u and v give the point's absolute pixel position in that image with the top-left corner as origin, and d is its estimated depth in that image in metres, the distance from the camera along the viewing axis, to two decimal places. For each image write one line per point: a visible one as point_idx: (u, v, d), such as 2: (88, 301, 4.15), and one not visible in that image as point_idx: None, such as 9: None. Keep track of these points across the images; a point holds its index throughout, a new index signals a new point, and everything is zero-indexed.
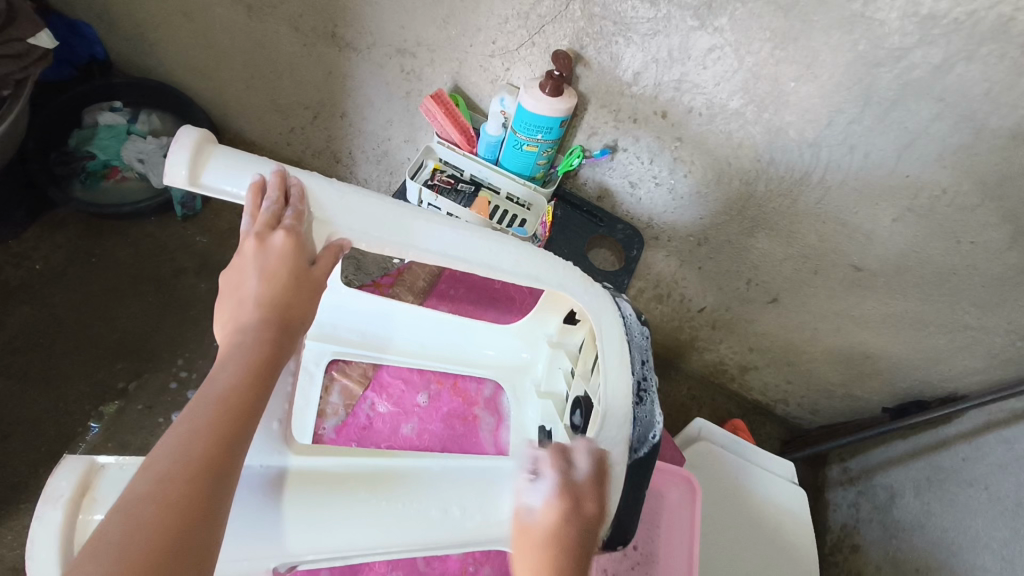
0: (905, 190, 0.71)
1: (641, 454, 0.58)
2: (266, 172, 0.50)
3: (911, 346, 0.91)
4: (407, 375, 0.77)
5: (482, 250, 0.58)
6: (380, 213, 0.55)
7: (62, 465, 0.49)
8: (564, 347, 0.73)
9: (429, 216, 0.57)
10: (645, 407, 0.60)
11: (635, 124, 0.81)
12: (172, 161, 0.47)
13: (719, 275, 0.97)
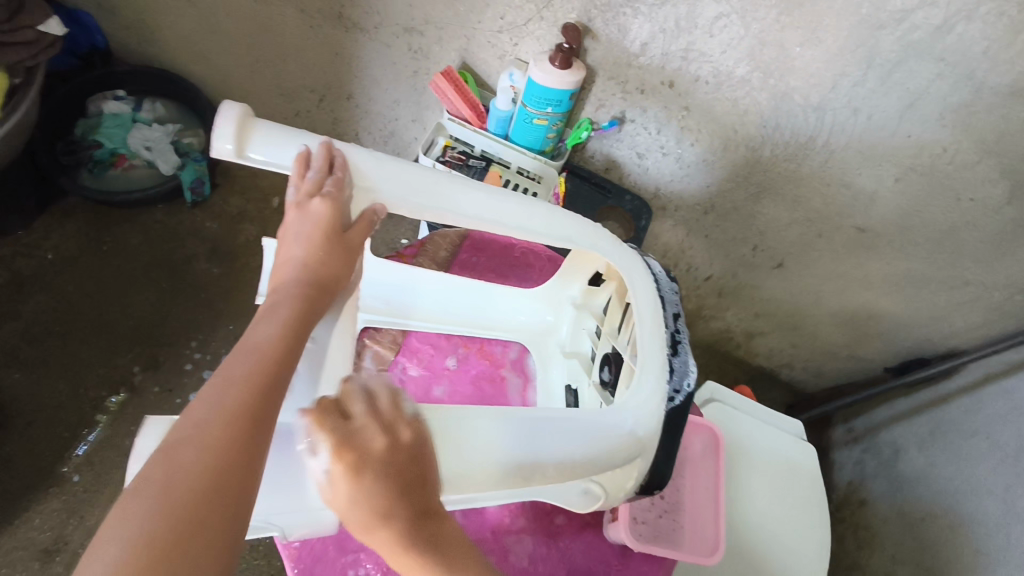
0: (907, 150, 0.73)
1: (677, 403, 0.59)
2: (311, 144, 0.52)
3: (913, 304, 0.95)
4: (435, 341, 0.79)
5: (515, 215, 0.60)
6: (419, 180, 0.56)
7: (146, 426, 0.44)
8: (589, 308, 0.76)
9: (466, 183, 0.59)
10: (680, 358, 0.62)
11: (642, 95, 0.83)
12: (218, 135, 0.48)
13: (726, 242, 1.00)
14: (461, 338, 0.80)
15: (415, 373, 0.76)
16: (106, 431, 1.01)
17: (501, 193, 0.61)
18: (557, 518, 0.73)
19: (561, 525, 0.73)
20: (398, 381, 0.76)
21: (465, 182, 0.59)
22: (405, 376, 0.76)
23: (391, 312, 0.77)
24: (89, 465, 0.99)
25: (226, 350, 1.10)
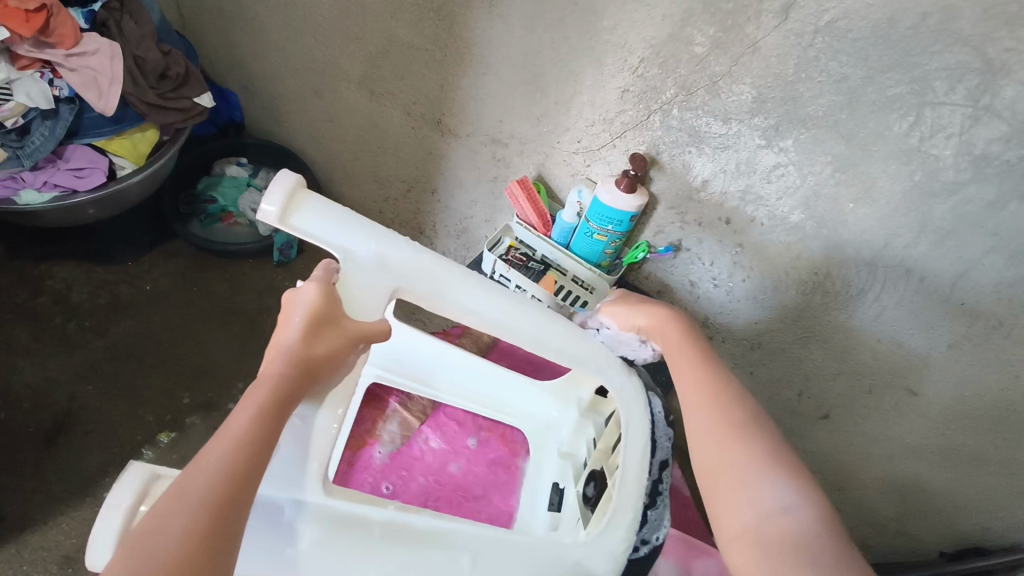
0: (961, 317, 0.73)
1: (641, 552, 0.72)
2: (346, 228, 0.57)
3: (969, 485, 0.88)
4: (461, 418, 0.89)
5: (527, 321, 0.69)
6: (447, 274, 0.63)
7: (127, 472, 0.55)
8: (592, 416, 0.84)
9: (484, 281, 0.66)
10: (656, 511, 0.73)
11: (700, 227, 0.88)
12: (267, 202, 0.52)
13: (770, 383, 0.99)
14: (485, 421, 0.89)
15: (434, 444, 0.86)
16: (150, 453, 1.07)
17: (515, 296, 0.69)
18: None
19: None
20: (419, 450, 0.86)
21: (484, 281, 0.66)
22: (426, 447, 0.86)
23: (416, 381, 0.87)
24: None
25: None
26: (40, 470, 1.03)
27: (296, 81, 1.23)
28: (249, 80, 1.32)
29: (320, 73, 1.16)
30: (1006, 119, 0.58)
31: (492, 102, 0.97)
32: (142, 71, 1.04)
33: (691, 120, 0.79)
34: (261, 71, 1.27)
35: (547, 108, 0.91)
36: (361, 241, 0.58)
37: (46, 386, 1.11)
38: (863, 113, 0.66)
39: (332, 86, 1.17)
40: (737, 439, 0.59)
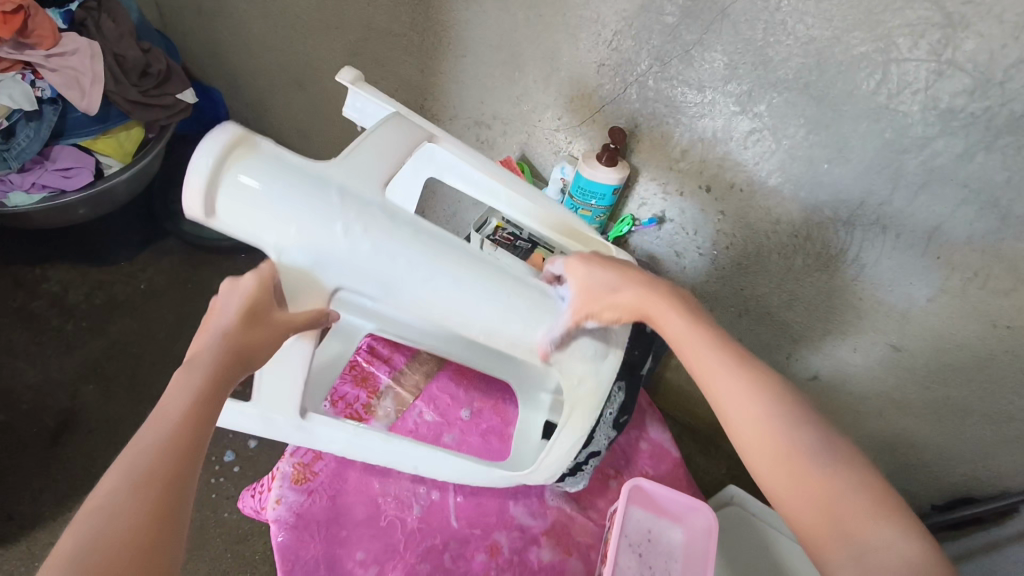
0: (938, 270, 0.74)
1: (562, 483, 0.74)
2: (275, 216, 0.53)
3: (956, 437, 0.90)
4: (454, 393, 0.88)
5: (477, 316, 0.62)
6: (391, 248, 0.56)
7: None
8: None
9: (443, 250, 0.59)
10: (574, 478, 0.73)
11: (682, 197, 0.89)
12: (190, 179, 0.51)
13: (759, 348, 1.01)
14: (479, 395, 0.89)
15: (429, 418, 0.85)
16: None
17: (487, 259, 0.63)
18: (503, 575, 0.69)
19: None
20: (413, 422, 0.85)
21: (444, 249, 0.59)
22: (420, 419, 0.85)
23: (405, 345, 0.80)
24: None
25: None
26: (46, 468, 1.04)
27: (278, 74, 1.23)
28: (233, 77, 1.32)
29: (302, 65, 1.17)
30: (969, 71, 0.59)
31: (473, 85, 0.98)
32: (122, 70, 1.05)
33: (667, 90, 0.80)
34: (243, 66, 1.28)
35: (527, 87, 0.93)
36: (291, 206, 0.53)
37: (47, 386, 1.12)
38: (832, 74, 0.67)
39: (315, 77, 1.17)
40: (801, 415, 0.49)
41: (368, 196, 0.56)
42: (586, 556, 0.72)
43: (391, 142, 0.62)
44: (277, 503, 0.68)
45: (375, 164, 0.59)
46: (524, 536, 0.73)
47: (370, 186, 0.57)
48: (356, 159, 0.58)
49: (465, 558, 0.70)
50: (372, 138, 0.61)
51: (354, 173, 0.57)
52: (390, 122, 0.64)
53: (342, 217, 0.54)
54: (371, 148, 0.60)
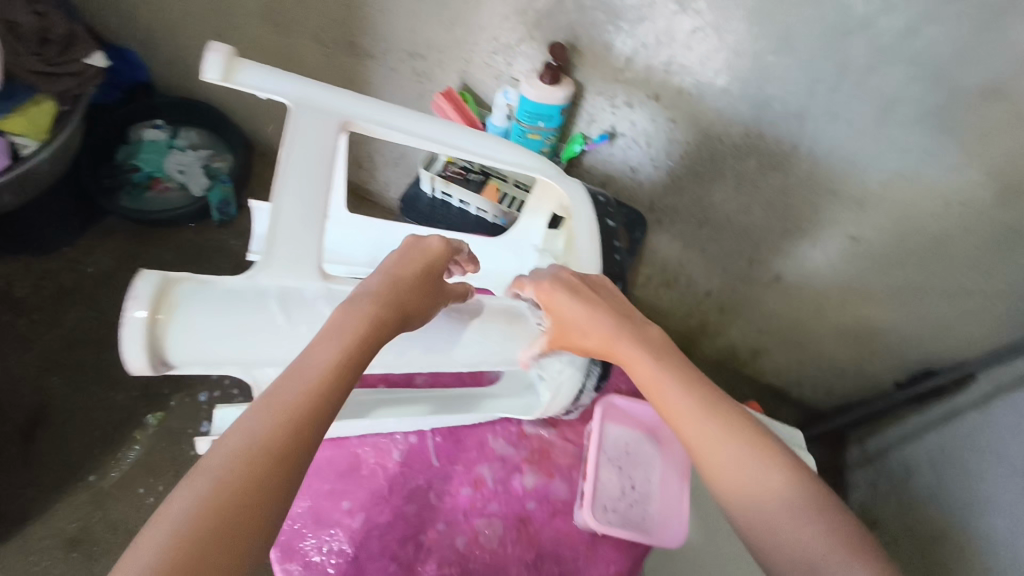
0: (890, 154, 0.74)
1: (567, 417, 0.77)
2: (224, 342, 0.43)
3: (916, 316, 0.92)
4: None
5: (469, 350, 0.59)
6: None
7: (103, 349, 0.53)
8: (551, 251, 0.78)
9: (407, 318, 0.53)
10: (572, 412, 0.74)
11: (631, 109, 0.86)
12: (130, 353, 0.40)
13: (723, 255, 1.01)
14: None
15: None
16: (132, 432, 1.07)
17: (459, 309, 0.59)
18: (490, 504, 0.70)
19: (532, 510, 0.71)
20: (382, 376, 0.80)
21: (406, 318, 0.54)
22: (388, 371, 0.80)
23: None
24: (112, 466, 1.04)
25: None
26: (23, 466, 1.02)
27: (193, 25, 1.14)
28: (144, 34, 1.22)
29: (216, 13, 1.08)
30: None
31: (401, 13, 0.92)
32: (18, 38, 0.96)
33: None
34: (153, 21, 1.18)
35: (458, 9, 0.87)
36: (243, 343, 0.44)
37: (8, 384, 1.09)
38: None
39: (233, 24, 1.09)
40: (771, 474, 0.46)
41: (311, 291, 0.48)
42: (570, 475, 0.74)
43: (319, 169, 0.50)
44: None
45: (305, 217, 0.49)
46: (506, 465, 0.73)
47: (310, 269, 0.49)
48: (285, 232, 0.48)
49: (450, 494, 0.70)
50: (294, 170, 0.49)
51: (290, 266, 0.48)
52: (307, 137, 0.50)
53: (296, 334, 0.46)
54: (291, 202, 0.49)
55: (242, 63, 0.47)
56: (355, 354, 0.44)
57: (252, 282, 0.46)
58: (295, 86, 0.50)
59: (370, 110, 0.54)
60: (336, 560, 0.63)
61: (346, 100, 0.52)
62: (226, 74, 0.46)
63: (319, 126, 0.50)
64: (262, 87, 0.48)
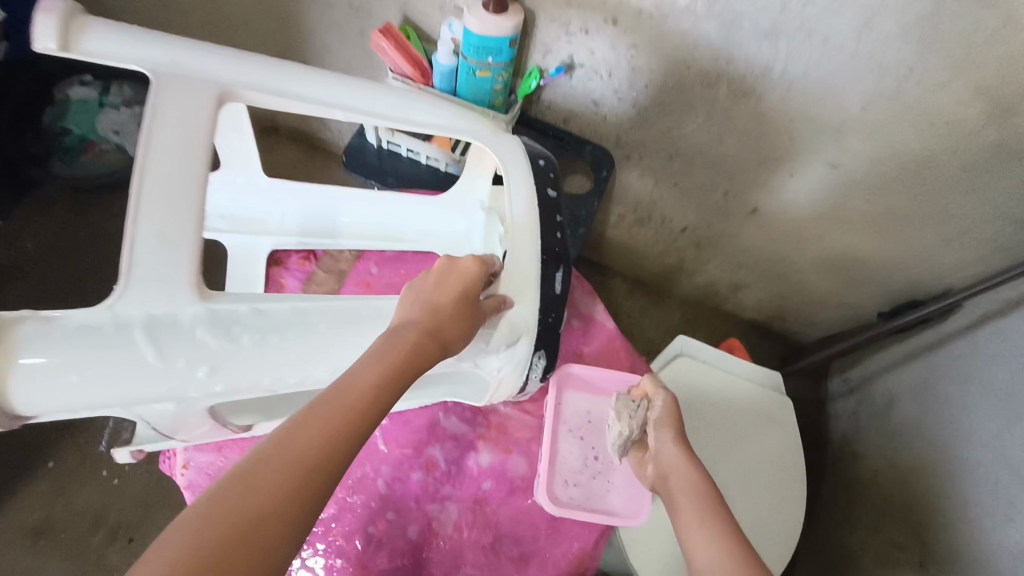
0: (871, 73, 0.67)
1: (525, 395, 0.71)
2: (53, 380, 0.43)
3: (899, 245, 0.88)
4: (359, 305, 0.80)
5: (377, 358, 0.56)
6: (252, 370, 0.50)
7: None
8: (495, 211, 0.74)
9: (310, 332, 0.51)
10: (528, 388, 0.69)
11: (587, 36, 0.78)
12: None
13: (697, 190, 0.95)
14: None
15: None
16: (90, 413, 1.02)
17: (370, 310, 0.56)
18: (444, 487, 0.78)
19: (488, 491, 0.78)
20: None
21: (311, 332, 0.51)
22: None
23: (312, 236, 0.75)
24: (73, 448, 1.01)
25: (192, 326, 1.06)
26: None
27: None
28: None
29: None
30: None
31: None
32: None
33: None
34: None
35: None
36: (109, 382, 0.45)
37: None
38: None
39: None
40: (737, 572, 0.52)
41: (187, 318, 0.46)
42: (527, 448, 0.80)
43: (176, 154, 0.50)
44: (186, 468, 0.71)
45: (168, 209, 0.48)
46: (459, 445, 0.79)
47: (181, 276, 0.47)
48: (148, 226, 0.47)
49: (402, 479, 0.78)
50: (153, 157, 0.49)
51: (157, 274, 0.46)
52: (165, 113, 0.51)
53: (177, 373, 0.47)
54: (151, 192, 0.48)
55: (88, 22, 0.53)
56: (393, 382, 0.47)
57: (112, 311, 0.45)
58: (147, 49, 0.53)
59: (241, 70, 0.56)
60: (336, 522, 0.76)
61: (209, 64, 0.55)
62: (64, 43, 0.51)
63: (178, 97, 0.52)
64: (109, 57, 0.53)
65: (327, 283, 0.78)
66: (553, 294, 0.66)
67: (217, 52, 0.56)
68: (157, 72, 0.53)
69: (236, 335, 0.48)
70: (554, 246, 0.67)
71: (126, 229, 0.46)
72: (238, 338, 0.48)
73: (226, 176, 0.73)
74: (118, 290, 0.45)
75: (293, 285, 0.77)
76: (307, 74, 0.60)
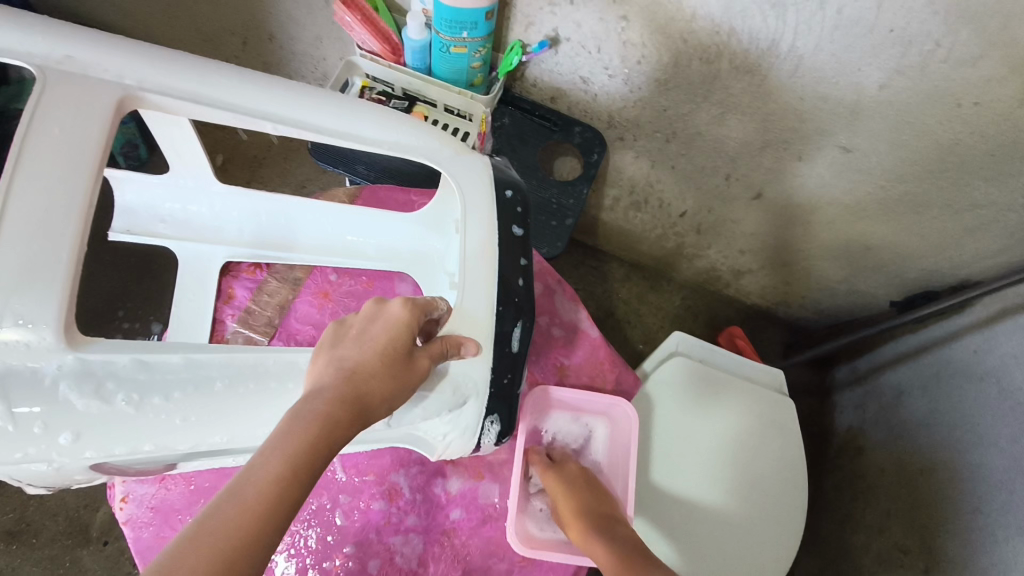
0: (892, 47, 0.59)
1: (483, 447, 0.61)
2: None
3: (916, 233, 0.81)
4: (317, 320, 0.70)
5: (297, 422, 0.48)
6: (127, 436, 0.44)
7: None
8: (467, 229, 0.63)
9: (203, 392, 0.45)
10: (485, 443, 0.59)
11: (572, 6, 0.70)
12: None
13: (696, 173, 0.87)
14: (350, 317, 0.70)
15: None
16: None
17: (282, 363, 0.48)
18: (408, 518, 0.71)
19: (457, 520, 0.73)
20: None
21: (204, 394, 0.45)
22: None
23: (264, 249, 0.66)
24: None
25: (160, 319, 1.01)
26: None
27: None
28: None
29: None
30: None
31: None
32: None
33: None
34: None
35: None
36: None
37: None
38: None
39: None
40: None
41: (49, 373, 0.41)
42: (498, 474, 0.75)
43: (48, 166, 0.42)
44: (126, 501, 0.65)
45: (33, 237, 0.40)
46: (425, 470, 0.73)
47: (46, 316, 0.39)
48: (10, 255, 0.39)
49: (361, 509, 0.70)
50: (20, 175, 0.41)
51: (14, 315, 0.39)
52: (41, 119, 0.43)
53: (35, 438, 0.42)
54: (15, 218, 0.40)
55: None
56: (309, 462, 0.39)
57: None
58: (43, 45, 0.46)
59: (151, 74, 0.49)
60: (296, 559, 0.68)
61: (112, 61, 0.48)
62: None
63: (59, 100, 0.44)
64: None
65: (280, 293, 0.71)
66: (508, 352, 0.55)
67: (121, 48, 0.49)
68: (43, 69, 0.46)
69: (111, 396, 0.43)
70: (513, 293, 0.56)
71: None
72: (114, 400, 0.43)
73: (166, 180, 0.62)
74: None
75: (243, 295, 0.69)
76: (226, 75, 0.51)
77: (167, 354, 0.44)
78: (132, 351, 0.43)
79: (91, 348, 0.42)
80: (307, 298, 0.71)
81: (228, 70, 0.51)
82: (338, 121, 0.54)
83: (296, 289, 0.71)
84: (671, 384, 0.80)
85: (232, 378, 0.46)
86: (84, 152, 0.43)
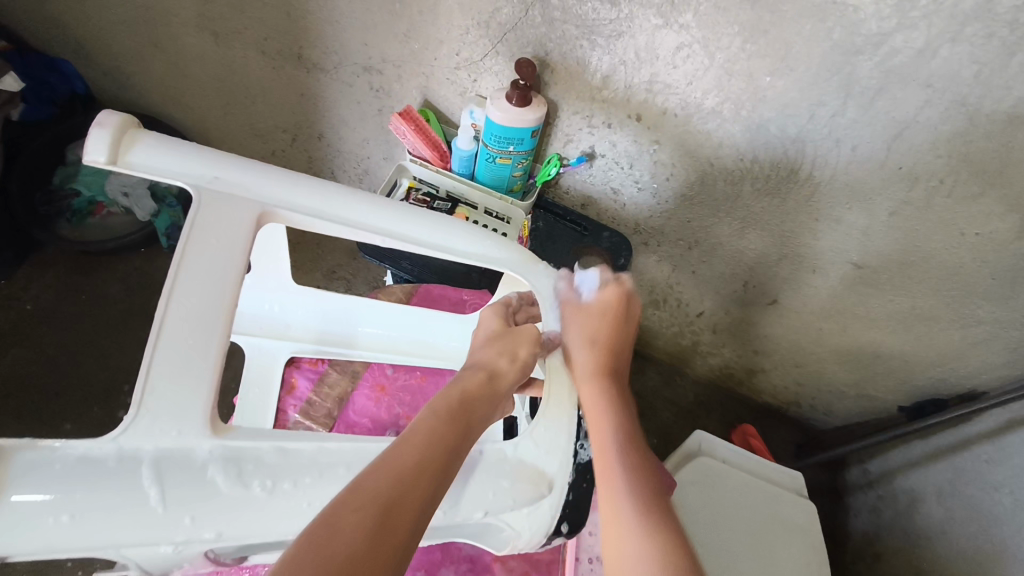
0: (900, 181, 0.66)
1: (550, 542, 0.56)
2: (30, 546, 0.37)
3: (924, 345, 0.85)
4: (374, 414, 0.71)
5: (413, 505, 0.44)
6: (262, 529, 0.41)
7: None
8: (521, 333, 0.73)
9: (330, 478, 0.44)
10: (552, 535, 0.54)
11: (610, 129, 0.78)
12: None
13: (714, 278, 0.93)
14: (407, 413, 0.72)
15: None
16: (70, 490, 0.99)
17: None
18: None
19: None
20: None
21: (330, 479, 0.44)
22: None
23: (329, 344, 0.73)
24: None
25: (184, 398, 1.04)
26: None
27: (124, 37, 1.01)
28: (73, 42, 1.08)
29: (146, 20, 0.95)
30: None
31: (352, 24, 0.81)
32: None
33: (576, 8, 0.66)
34: (77, 29, 1.04)
35: (413, 21, 0.77)
36: None
37: None
38: None
39: (169, 34, 0.96)
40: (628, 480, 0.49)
41: (201, 456, 0.41)
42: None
43: (216, 252, 0.46)
44: None
45: (189, 333, 0.43)
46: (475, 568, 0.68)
47: (194, 410, 0.42)
48: (169, 350, 0.42)
49: None
50: (185, 271, 0.44)
51: (168, 406, 0.41)
52: (203, 229, 0.46)
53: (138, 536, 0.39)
54: (175, 317, 0.43)
55: (142, 135, 0.49)
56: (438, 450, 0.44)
57: (116, 444, 0.40)
58: (190, 162, 0.49)
59: (286, 193, 0.51)
60: None
61: (254, 183, 0.50)
62: (114, 154, 0.47)
63: (216, 210, 0.47)
64: (152, 171, 0.48)
65: (340, 384, 0.73)
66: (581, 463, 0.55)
67: (259, 170, 0.51)
68: (198, 187, 0.48)
69: (249, 480, 0.41)
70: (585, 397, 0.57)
71: (145, 352, 0.42)
72: (250, 485, 0.41)
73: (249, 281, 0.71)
74: (127, 420, 0.40)
75: (304, 386, 0.72)
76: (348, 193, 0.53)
77: (300, 443, 0.45)
78: (271, 440, 0.44)
79: (232, 438, 0.43)
80: (364, 391, 0.72)
81: (348, 189, 0.54)
82: (442, 243, 0.56)
83: (354, 381, 0.73)
84: (698, 485, 0.83)
85: (356, 464, 0.45)
86: (235, 253, 0.46)
